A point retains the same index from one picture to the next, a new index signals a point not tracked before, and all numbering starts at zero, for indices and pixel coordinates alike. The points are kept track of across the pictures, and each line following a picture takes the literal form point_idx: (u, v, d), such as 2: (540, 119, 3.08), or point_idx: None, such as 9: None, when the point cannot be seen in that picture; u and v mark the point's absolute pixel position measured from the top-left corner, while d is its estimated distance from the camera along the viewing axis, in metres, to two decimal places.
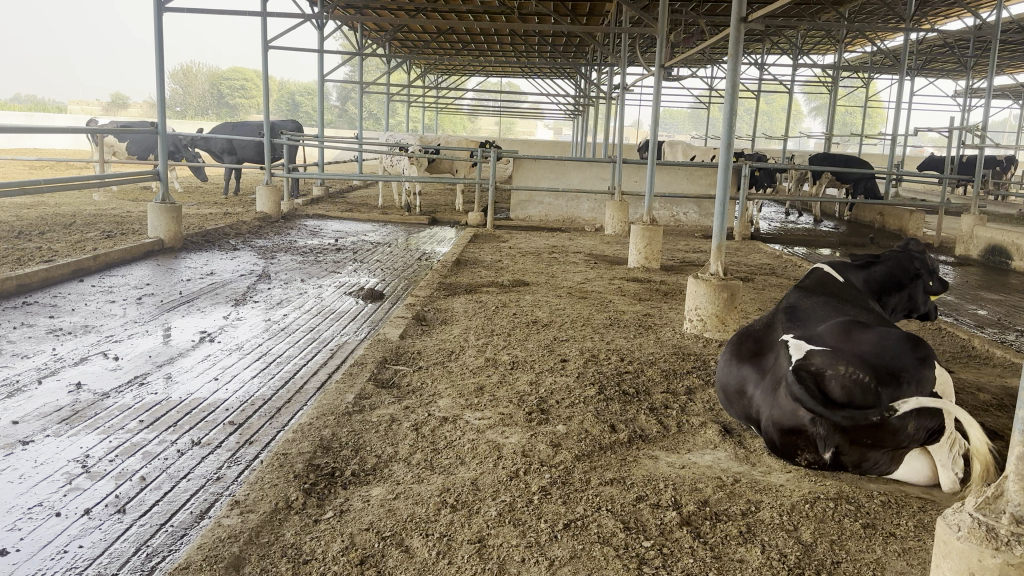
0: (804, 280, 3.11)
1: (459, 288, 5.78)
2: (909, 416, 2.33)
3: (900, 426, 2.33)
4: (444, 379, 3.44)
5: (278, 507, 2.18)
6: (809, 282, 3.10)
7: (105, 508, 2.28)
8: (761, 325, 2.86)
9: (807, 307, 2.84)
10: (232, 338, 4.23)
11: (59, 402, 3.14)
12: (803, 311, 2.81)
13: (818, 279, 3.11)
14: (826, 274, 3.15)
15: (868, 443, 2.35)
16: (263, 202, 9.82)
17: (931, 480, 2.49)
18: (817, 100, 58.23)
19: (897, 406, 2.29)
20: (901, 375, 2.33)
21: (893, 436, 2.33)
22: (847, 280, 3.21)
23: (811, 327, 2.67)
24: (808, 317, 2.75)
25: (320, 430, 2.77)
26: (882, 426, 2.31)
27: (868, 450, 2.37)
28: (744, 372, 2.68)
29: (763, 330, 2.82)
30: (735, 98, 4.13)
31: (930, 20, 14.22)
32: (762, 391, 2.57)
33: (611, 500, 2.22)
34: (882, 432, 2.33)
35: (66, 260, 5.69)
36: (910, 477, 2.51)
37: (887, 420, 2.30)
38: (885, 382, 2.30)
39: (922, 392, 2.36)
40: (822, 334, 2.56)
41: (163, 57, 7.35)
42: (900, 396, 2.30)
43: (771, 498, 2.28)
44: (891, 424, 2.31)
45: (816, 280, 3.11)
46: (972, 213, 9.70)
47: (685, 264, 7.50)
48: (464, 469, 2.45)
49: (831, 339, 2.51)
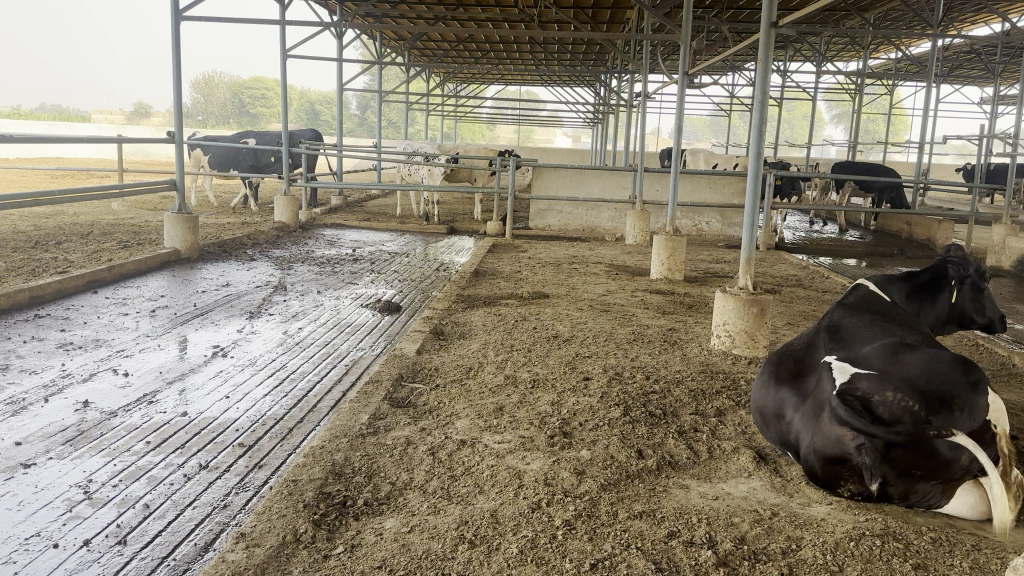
0: (848, 298, 2.96)
1: (478, 300, 5.64)
2: (961, 446, 2.18)
3: (952, 458, 2.18)
4: (462, 398, 3.31)
5: (286, 541, 2.05)
6: (853, 299, 2.95)
7: (105, 539, 2.16)
8: (801, 346, 2.69)
9: (852, 327, 2.68)
10: (245, 352, 4.13)
11: (65, 421, 3.03)
12: (847, 330, 2.66)
13: (862, 296, 2.96)
14: (871, 291, 3.01)
15: (917, 474, 2.21)
16: (280, 211, 9.72)
17: (985, 515, 2.33)
18: (839, 108, 57.72)
19: (948, 436, 2.16)
20: (952, 403, 2.18)
21: (944, 466, 2.19)
22: (891, 298, 3.06)
23: (855, 348, 2.51)
24: (852, 337, 2.60)
25: (333, 454, 2.64)
26: (932, 457, 2.17)
27: (918, 481, 2.23)
28: (785, 396, 2.52)
29: (803, 350, 2.66)
30: (765, 106, 3.96)
31: (957, 26, 13.93)
32: (801, 417, 2.42)
33: (641, 536, 2.07)
34: (933, 463, 2.18)
35: (81, 272, 5.62)
36: (963, 512, 2.34)
37: (939, 451, 2.15)
38: (934, 409, 2.16)
39: (974, 419, 2.20)
40: (867, 355, 2.41)
41: (179, 67, 7.28)
42: (952, 425, 2.16)
43: (813, 534, 2.13)
44: (943, 455, 2.16)
45: (860, 298, 2.95)
46: (1005, 222, 9.40)
47: (709, 275, 7.31)
48: (483, 499, 2.32)
49: (876, 361, 2.34)
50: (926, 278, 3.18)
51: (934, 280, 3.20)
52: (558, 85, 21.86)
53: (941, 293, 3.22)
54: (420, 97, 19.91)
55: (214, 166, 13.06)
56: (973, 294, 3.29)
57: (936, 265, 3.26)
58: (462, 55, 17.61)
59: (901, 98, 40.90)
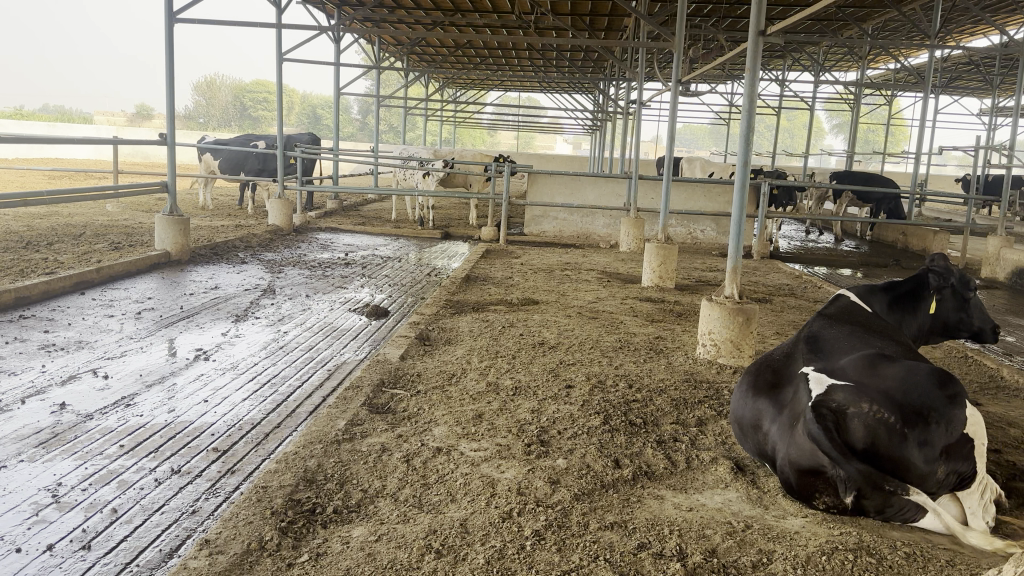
0: (828, 308, 2.93)
1: (466, 306, 5.61)
2: (937, 460, 2.18)
3: (927, 472, 2.18)
4: (442, 405, 3.28)
5: (250, 549, 2.03)
6: (834, 309, 2.92)
7: (69, 544, 2.13)
8: (781, 356, 2.66)
9: (831, 338, 2.65)
10: (228, 356, 4.10)
11: (40, 424, 3.00)
12: (827, 341, 2.63)
13: (843, 307, 2.93)
14: (851, 302, 2.99)
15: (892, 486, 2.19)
16: (275, 215, 9.69)
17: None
18: (840, 118, 57.84)
19: (924, 450, 2.15)
20: (930, 415, 2.17)
21: (919, 480, 2.18)
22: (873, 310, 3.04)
23: (833, 359, 2.48)
24: (831, 348, 2.57)
25: (306, 460, 2.62)
26: (907, 469, 2.16)
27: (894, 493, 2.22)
28: (763, 407, 2.49)
29: (783, 361, 2.62)
30: (752, 115, 3.94)
31: (956, 37, 13.92)
32: (778, 428, 2.39)
33: (610, 548, 2.05)
34: (908, 475, 2.17)
35: (68, 272, 5.58)
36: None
37: (914, 465, 2.15)
38: (911, 422, 2.15)
39: (952, 433, 2.20)
40: (844, 366, 2.38)
41: (173, 68, 7.26)
42: (927, 437, 2.15)
43: (785, 548, 2.10)
44: (917, 468, 2.16)
45: (841, 308, 2.93)
46: (1000, 233, 9.38)
47: (702, 284, 7.29)
48: (454, 508, 2.29)
49: (853, 372, 2.32)
50: (907, 288, 3.16)
51: (918, 291, 3.18)
52: (557, 92, 21.89)
53: (925, 304, 3.21)
54: (419, 103, 19.90)
55: (225, 169, 12.89)
56: (958, 305, 3.27)
57: (918, 275, 3.25)
58: (461, 61, 17.60)
59: (900, 109, 41.04)
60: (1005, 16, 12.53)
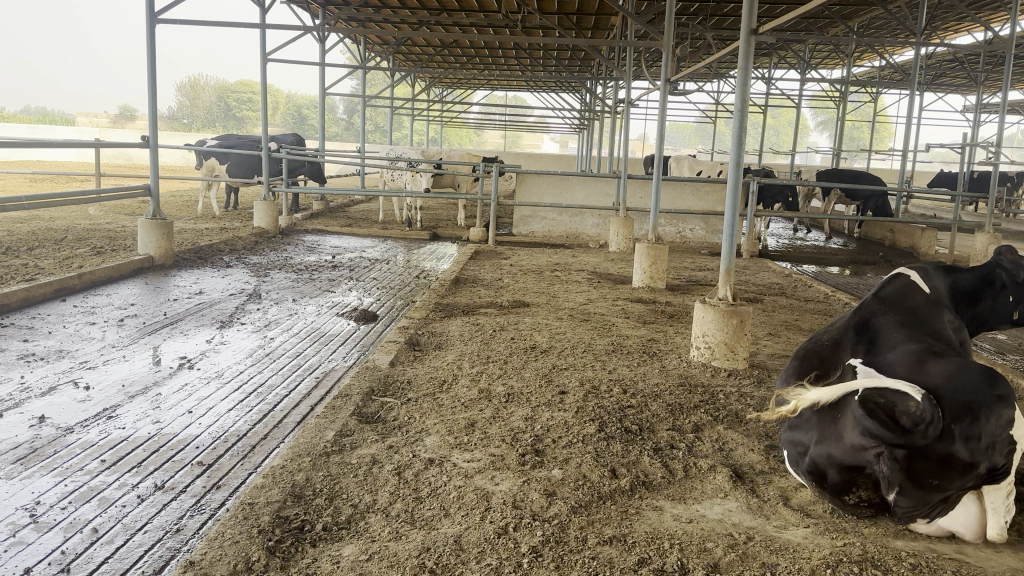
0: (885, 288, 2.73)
1: (456, 309, 5.53)
2: (985, 454, 2.03)
3: (973, 468, 2.04)
4: (433, 414, 3.20)
5: (237, 570, 1.95)
6: (891, 290, 2.73)
7: (47, 567, 2.05)
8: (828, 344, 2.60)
9: (884, 327, 2.58)
10: (212, 364, 4.01)
11: (18, 438, 2.91)
12: (880, 332, 2.55)
13: (901, 287, 2.72)
14: (912, 281, 2.76)
15: (934, 484, 2.07)
16: (260, 216, 9.57)
17: (981, 531, 2.21)
18: (824, 115, 58.17)
19: (970, 445, 2.02)
20: (979, 409, 2.04)
21: (962, 476, 2.05)
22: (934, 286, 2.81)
23: (883, 353, 2.44)
24: (884, 337, 2.52)
25: (293, 474, 2.54)
26: (953, 465, 2.03)
27: (934, 491, 2.09)
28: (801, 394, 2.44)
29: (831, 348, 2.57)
30: (745, 114, 3.88)
31: (940, 34, 13.98)
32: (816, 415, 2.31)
33: (610, 564, 1.99)
34: (951, 472, 2.04)
35: (49, 279, 5.47)
36: (961, 529, 2.22)
37: (958, 459, 2.02)
38: (955, 416, 2.04)
39: (1005, 431, 2.05)
40: (894, 361, 2.33)
41: (155, 71, 7.14)
42: (975, 432, 2.03)
43: (788, 561, 2.05)
44: (963, 463, 2.03)
45: (899, 289, 2.72)
46: (988, 230, 9.40)
47: (691, 283, 7.24)
48: (448, 523, 2.22)
49: (902, 368, 2.28)
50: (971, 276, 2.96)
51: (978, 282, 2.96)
52: (544, 91, 21.87)
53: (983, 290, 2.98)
54: (404, 103, 19.77)
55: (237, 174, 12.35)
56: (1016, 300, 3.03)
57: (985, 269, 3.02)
58: (447, 60, 17.50)
59: (883, 107, 41.49)
60: (993, 13, 12.55)
